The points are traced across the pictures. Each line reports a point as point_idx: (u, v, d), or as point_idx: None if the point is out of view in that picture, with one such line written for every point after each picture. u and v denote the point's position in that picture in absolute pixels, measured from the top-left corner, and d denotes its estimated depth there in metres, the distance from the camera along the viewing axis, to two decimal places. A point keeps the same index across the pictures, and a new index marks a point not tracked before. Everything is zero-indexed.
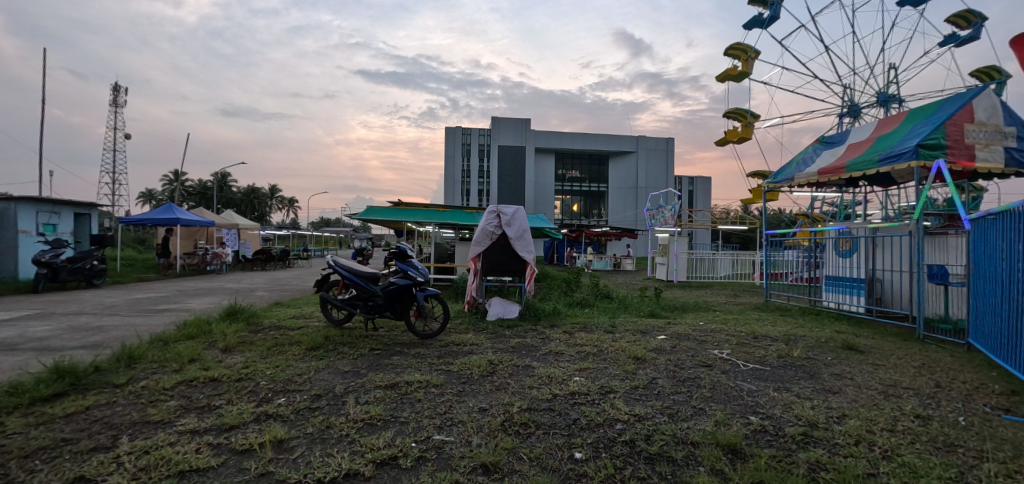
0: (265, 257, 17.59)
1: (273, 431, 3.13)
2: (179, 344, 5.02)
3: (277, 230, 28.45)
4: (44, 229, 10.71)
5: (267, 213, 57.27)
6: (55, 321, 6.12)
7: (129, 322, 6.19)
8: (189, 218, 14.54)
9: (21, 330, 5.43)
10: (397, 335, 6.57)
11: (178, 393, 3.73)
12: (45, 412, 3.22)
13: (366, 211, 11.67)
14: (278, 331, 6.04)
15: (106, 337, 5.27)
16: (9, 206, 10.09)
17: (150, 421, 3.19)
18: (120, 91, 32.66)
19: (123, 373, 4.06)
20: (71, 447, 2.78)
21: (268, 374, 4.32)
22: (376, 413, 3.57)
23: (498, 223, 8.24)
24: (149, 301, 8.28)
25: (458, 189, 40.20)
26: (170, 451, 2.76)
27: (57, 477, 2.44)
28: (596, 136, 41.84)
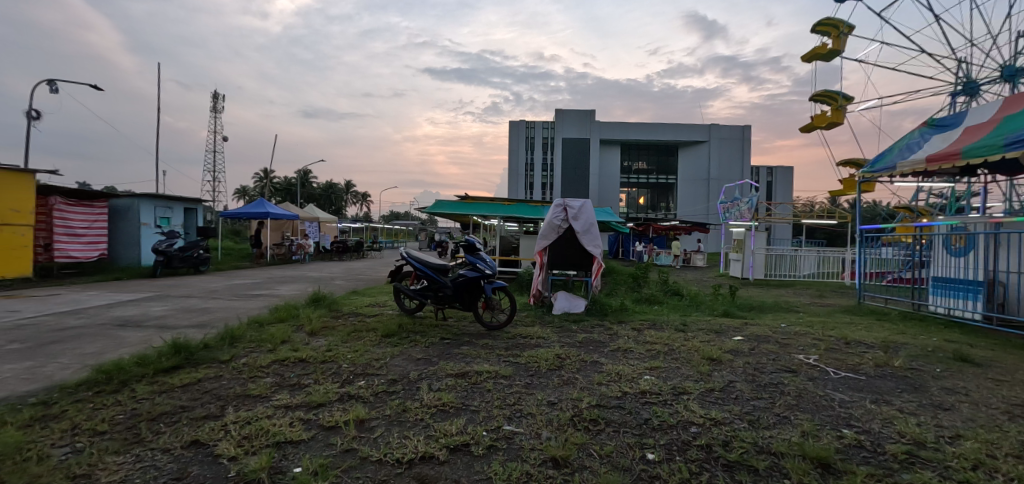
0: (342, 248, 18.82)
1: (355, 411, 3.35)
2: (272, 326, 5.53)
3: (353, 223, 30.36)
4: (160, 222, 12.19)
5: (343, 207, 61.24)
6: (172, 302, 6.98)
7: (230, 305, 6.91)
8: (278, 211, 15.89)
9: (145, 310, 6.24)
10: (465, 325, 6.77)
11: (273, 371, 4.10)
12: (167, 382, 3.68)
13: (435, 204, 12.09)
14: (357, 318, 6.46)
15: (212, 318, 5.92)
16: (133, 202, 11.60)
17: (250, 394, 3.53)
18: (218, 98, 36.12)
19: (227, 351, 4.54)
20: (188, 413, 3.15)
21: (349, 357, 4.62)
22: (448, 400, 3.70)
23: (565, 217, 8.18)
24: (246, 286, 9.18)
25: (521, 182, 40.60)
26: (268, 423, 3.04)
27: (177, 439, 2.79)
28: (664, 126, 40.15)
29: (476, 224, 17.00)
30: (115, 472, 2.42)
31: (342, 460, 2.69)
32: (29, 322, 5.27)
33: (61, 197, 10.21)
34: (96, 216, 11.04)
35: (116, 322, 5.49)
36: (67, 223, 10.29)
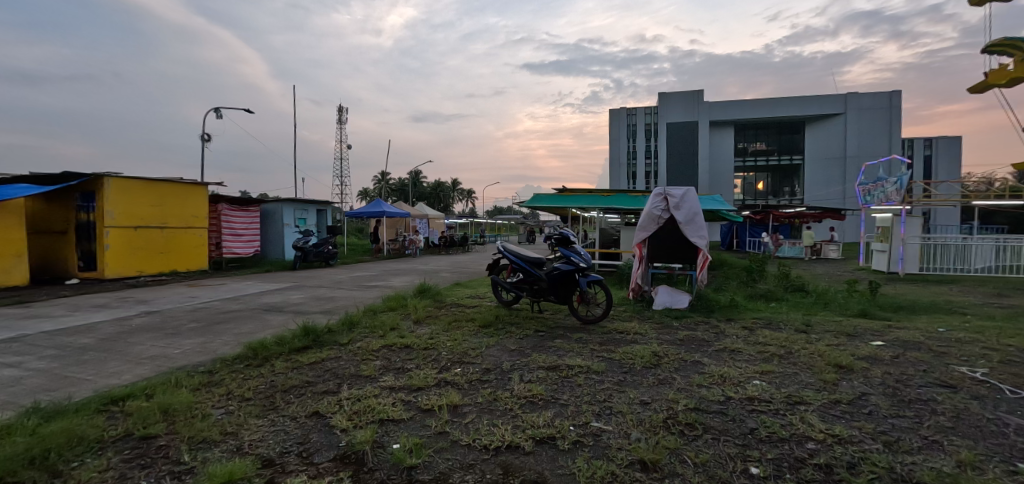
0: (448, 242, 20.02)
1: (449, 397, 3.48)
2: (384, 314, 6.10)
3: (459, 219, 32.18)
4: (298, 222, 14.19)
5: (451, 204, 65.12)
6: (307, 291, 8.07)
7: (351, 295, 7.76)
8: (392, 210, 17.46)
9: (286, 298, 7.32)
10: (561, 318, 6.79)
11: (383, 355, 4.51)
12: (298, 360, 4.22)
13: (533, 198, 12.27)
14: (458, 309, 6.85)
15: (336, 306, 6.73)
16: (278, 206, 13.66)
17: (362, 375, 3.91)
18: (342, 111, 40.49)
19: (346, 335, 5.11)
20: (312, 388, 3.53)
21: (448, 346, 4.89)
22: (538, 393, 3.69)
23: (665, 207, 7.71)
24: (365, 278, 10.26)
25: (623, 173, 39.69)
26: (374, 402, 3.26)
27: (302, 410, 3.03)
28: (789, 100, 35.57)
29: (574, 216, 16.84)
30: (255, 432, 2.55)
31: (435, 441, 2.77)
32: (204, 306, 6.49)
33: (226, 204, 12.39)
34: (252, 218, 13.19)
35: (264, 307, 6.51)
36: (230, 225, 12.46)
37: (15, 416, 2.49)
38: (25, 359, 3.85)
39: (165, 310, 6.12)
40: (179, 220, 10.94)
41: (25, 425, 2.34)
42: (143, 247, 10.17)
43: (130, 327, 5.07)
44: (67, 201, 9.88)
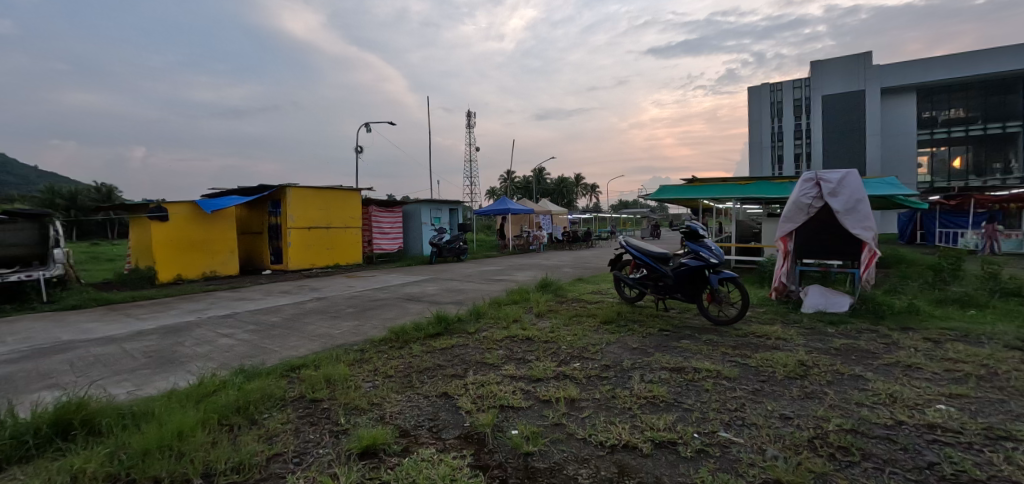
0: (571, 238, 20.07)
1: (568, 390, 3.38)
2: (508, 306, 6.37)
3: (581, 214, 32.03)
4: (434, 221, 15.58)
5: (574, 200, 65.10)
6: (441, 284, 8.83)
7: (478, 287, 8.30)
8: (517, 207, 18.11)
9: (424, 289, 8.11)
10: (689, 318, 6.33)
11: (506, 345, 4.47)
12: (431, 344, 4.36)
13: (659, 191, 11.68)
14: (579, 304, 6.85)
15: (466, 298, 7.25)
16: (417, 207, 15.18)
17: (486, 362, 3.89)
18: (470, 116, 43.04)
19: (473, 324, 5.20)
20: (442, 371, 3.61)
21: (568, 340, 4.76)
22: (660, 394, 3.50)
23: (818, 194, 6.68)
24: (492, 272, 10.86)
25: (767, 157, 35.44)
26: (496, 388, 3.26)
27: (432, 390, 3.19)
28: (1002, 52, 27.86)
29: (707, 209, 15.54)
30: (395, 406, 2.89)
31: (551, 431, 2.75)
32: (358, 294, 7.58)
33: (375, 206, 14.21)
34: (395, 218, 14.90)
35: (405, 297, 7.35)
36: (379, 224, 14.24)
37: (229, 374, 3.23)
38: (236, 331, 4.97)
39: (330, 297, 7.30)
40: (341, 221, 12.87)
41: (233, 382, 3.02)
42: (315, 244, 12.21)
43: (305, 310, 6.18)
44: (264, 208, 12.36)
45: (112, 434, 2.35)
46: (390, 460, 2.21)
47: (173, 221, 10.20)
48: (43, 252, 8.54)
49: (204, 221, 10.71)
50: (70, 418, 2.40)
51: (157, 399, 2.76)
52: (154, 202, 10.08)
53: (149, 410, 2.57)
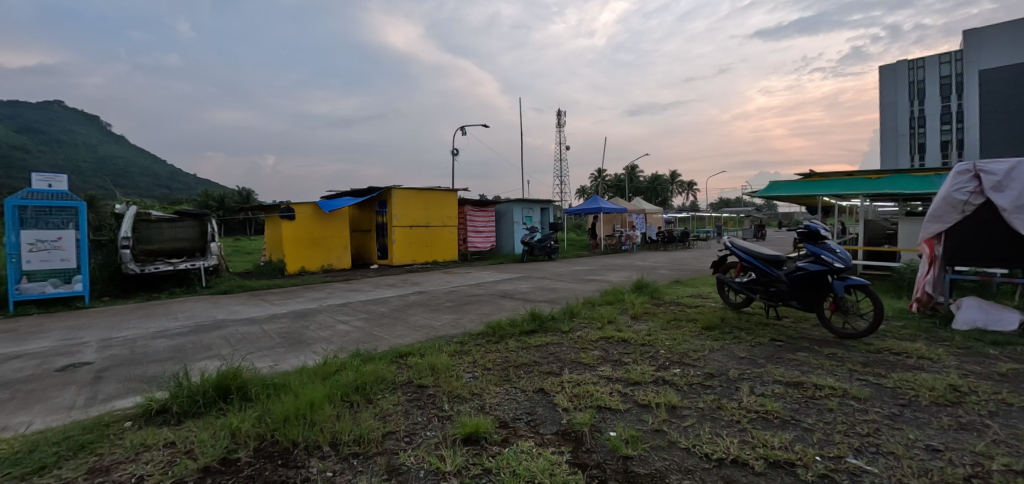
0: (667, 238, 19.12)
1: (668, 396, 3.22)
2: (602, 306, 6.22)
3: (677, 213, 30.44)
4: (526, 220, 15.83)
5: (669, 199, 62.03)
6: (533, 282, 8.93)
7: (571, 287, 8.26)
8: (609, 206, 17.72)
9: (517, 287, 8.27)
10: (807, 329, 5.69)
11: (601, 346, 4.37)
12: (526, 341, 4.43)
13: (769, 188, 10.68)
14: (678, 307, 6.49)
15: (558, 296, 7.25)
16: (509, 206, 15.55)
17: (582, 362, 3.85)
18: (560, 115, 42.82)
19: (567, 323, 5.16)
20: (538, 367, 3.65)
21: (667, 344, 4.54)
22: (774, 409, 3.19)
23: (977, 188, 5.62)
24: (583, 272, 10.74)
25: (904, 146, 30.70)
26: (592, 388, 3.22)
27: (528, 385, 3.24)
28: None
29: (828, 207, 13.82)
30: (494, 397, 2.98)
31: (651, 437, 2.64)
32: (456, 289, 7.96)
33: (470, 206, 14.83)
34: (489, 217, 15.41)
35: (500, 293, 7.56)
36: (474, 223, 14.83)
37: (348, 357, 3.59)
38: (351, 319, 5.51)
39: (431, 291, 7.77)
40: (439, 220, 13.61)
41: (352, 363, 3.34)
42: (416, 242, 13.06)
43: (408, 302, 6.65)
44: (373, 207, 13.50)
45: (260, 400, 2.73)
46: (492, 448, 2.28)
47: (298, 220, 11.57)
48: (203, 245, 10.20)
49: (323, 220, 11.99)
50: (229, 384, 2.85)
51: (292, 374, 3.15)
52: (284, 203, 11.52)
53: (286, 383, 2.94)
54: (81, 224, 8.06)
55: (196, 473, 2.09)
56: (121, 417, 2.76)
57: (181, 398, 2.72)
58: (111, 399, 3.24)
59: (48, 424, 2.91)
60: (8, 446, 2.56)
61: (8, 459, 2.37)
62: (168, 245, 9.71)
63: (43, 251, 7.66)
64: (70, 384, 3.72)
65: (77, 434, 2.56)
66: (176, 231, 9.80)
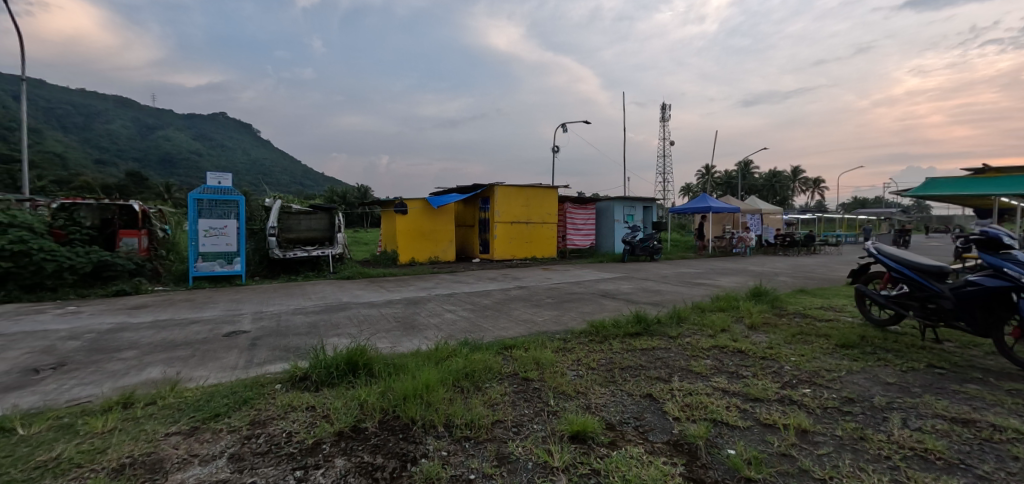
0: (788, 241, 17.19)
1: (797, 418, 2.87)
2: (713, 313, 5.76)
3: (801, 214, 27.24)
4: (627, 219, 15.30)
5: (790, 198, 55.74)
6: (636, 283, 8.59)
7: (677, 290, 7.80)
8: (719, 205, 16.41)
9: (618, 287, 8.03)
10: (979, 357, 4.69)
11: (714, 355, 4.05)
12: (632, 343, 4.27)
13: (923, 187, 9.04)
14: (805, 320, 5.78)
15: (665, 299, 6.89)
16: (610, 204, 15.17)
17: (693, 371, 3.61)
18: (667, 107, 40.50)
19: (675, 328, 4.86)
20: (645, 372, 3.49)
21: (793, 360, 4.07)
22: (935, 448, 2.67)
23: None
24: (690, 275, 10.07)
25: None
26: (707, 399, 3.00)
27: (636, 389, 3.12)
28: None
29: (1010, 209, 11.30)
30: (599, 398, 2.92)
31: (777, 461, 2.37)
32: (556, 286, 7.97)
33: (570, 203, 14.75)
34: (589, 215, 15.19)
35: (601, 293, 7.41)
36: (573, 221, 14.74)
37: (458, 344, 3.78)
38: (457, 309, 5.80)
39: (531, 287, 7.87)
40: (539, 217, 13.75)
41: (461, 351, 3.50)
42: (516, 237, 13.34)
43: (510, 296, 6.81)
44: (477, 204, 14.07)
45: (382, 377, 2.99)
46: (599, 450, 2.23)
47: (410, 214, 12.49)
48: (331, 235, 11.46)
49: (432, 215, 12.79)
50: (357, 359, 3.16)
51: (409, 356, 3.40)
52: (398, 199, 12.52)
53: (405, 364, 3.17)
54: (239, 214, 9.54)
55: (332, 436, 2.34)
56: (273, 380, 3.21)
57: (319, 368, 3.08)
58: (264, 364, 3.79)
59: (219, 379, 3.48)
60: (193, 394, 3.12)
61: (193, 405, 2.88)
62: (303, 234, 11.09)
63: (213, 236, 9.22)
64: (233, 348, 4.43)
65: (241, 390, 3.04)
66: (311, 222, 11.19)
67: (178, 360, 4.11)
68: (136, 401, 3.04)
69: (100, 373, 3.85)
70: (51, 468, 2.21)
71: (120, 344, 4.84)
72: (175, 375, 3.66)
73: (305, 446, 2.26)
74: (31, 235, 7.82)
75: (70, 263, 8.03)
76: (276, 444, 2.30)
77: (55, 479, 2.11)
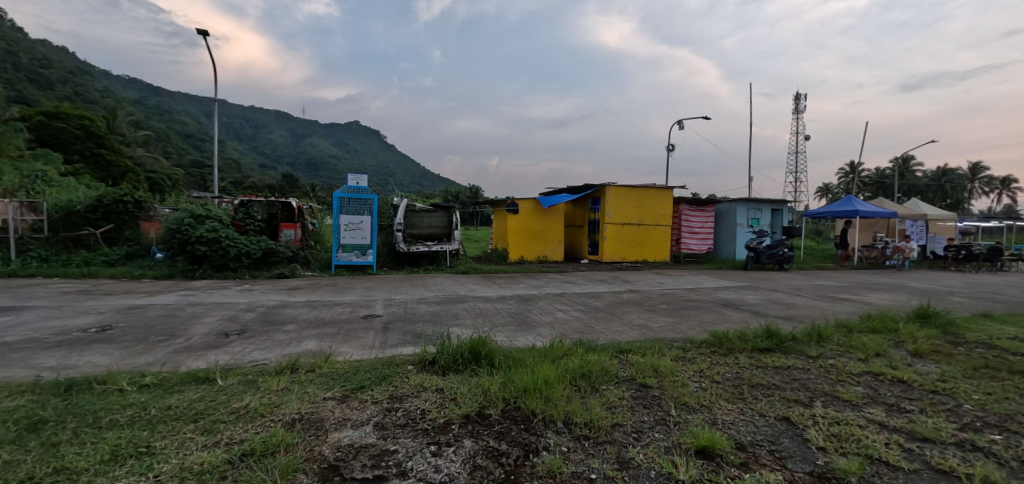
0: (965, 254, 14.15)
1: (984, 467, 2.37)
2: (863, 334, 4.99)
3: (984, 221, 22.25)
4: (752, 222, 13.92)
5: (967, 201, 45.85)
6: (764, 294, 7.79)
7: (816, 304, 6.90)
8: (869, 209, 14.12)
9: (742, 297, 7.38)
10: None
11: (865, 383, 3.53)
12: (761, 359, 3.91)
13: None
14: (992, 352, 4.71)
15: (800, 314, 6.16)
16: (732, 206, 13.95)
17: (840, 397, 3.18)
18: (801, 97, 35.94)
19: (814, 348, 4.32)
20: (780, 392, 3.17)
21: (976, 398, 3.35)
22: None
23: None
24: (831, 288, 8.83)
25: None
26: (859, 432, 2.62)
27: (769, 410, 2.85)
28: None
29: None
30: (726, 414, 2.73)
31: None
32: (670, 292, 7.58)
33: (685, 204, 13.90)
34: (707, 217, 14.15)
35: (722, 302, 6.87)
36: (688, 223, 13.87)
37: (573, 344, 3.81)
38: (568, 309, 5.84)
39: (643, 291, 7.59)
40: (652, 219, 13.19)
41: (577, 351, 3.53)
42: (626, 239, 12.98)
43: (622, 299, 6.66)
44: (587, 204, 13.95)
45: (502, 369, 3.14)
46: (729, 469, 2.10)
47: (521, 213, 12.85)
48: (448, 232, 12.28)
49: (542, 214, 13.00)
50: (480, 350, 3.36)
51: (526, 350, 3.52)
52: (510, 199, 12.95)
53: (524, 358, 3.30)
54: (372, 211, 10.66)
55: (460, 418, 2.53)
56: (406, 361, 3.56)
57: (446, 354, 3.33)
58: (396, 346, 4.22)
59: (361, 355, 3.96)
60: (341, 367, 3.59)
61: (342, 376, 3.32)
62: (424, 230, 12.04)
63: (351, 230, 10.50)
64: (370, 329, 5.00)
65: (380, 367, 3.42)
66: (431, 220, 12.11)
67: (327, 336, 4.76)
68: (299, 367, 3.60)
69: (271, 341, 4.62)
70: (245, 414, 2.73)
71: (283, 318, 5.76)
72: (326, 348, 4.24)
73: (437, 423, 2.48)
74: (221, 226, 9.73)
75: (247, 249, 9.71)
76: (413, 418, 2.56)
77: (248, 423, 2.60)
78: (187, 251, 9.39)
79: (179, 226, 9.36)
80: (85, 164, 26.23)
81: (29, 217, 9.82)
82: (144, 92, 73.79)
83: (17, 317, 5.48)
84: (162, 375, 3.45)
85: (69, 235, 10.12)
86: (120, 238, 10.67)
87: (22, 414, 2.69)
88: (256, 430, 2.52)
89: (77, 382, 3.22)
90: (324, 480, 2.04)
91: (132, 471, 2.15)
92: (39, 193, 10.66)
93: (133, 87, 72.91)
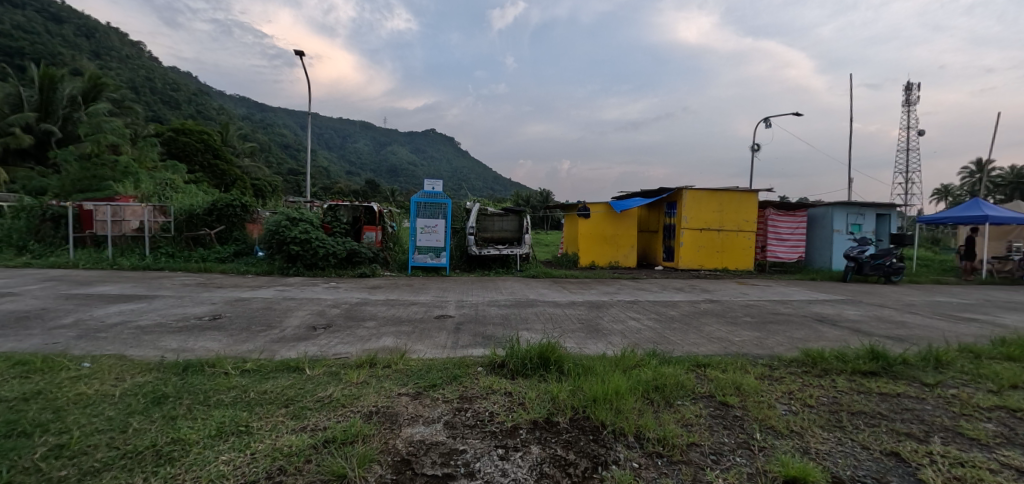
0: None
1: None
2: (995, 361, 4.24)
3: None
4: (852, 229, 12.52)
5: None
6: (868, 309, 6.95)
7: (932, 324, 6.03)
8: (1001, 214, 12.12)
9: (841, 311, 6.68)
10: None
11: (997, 419, 3.00)
12: (864, 383, 3.48)
13: None
14: None
15: (912, 334, 5.41)
16: (828, 211, 12.67)
17: (964, 434, 2.74)
18: (913, 87, 31.89)
19: (931, 374, 3.77)
20: (888, 423, 2.80)
21: None
22: None
23: None
24: (952, 306, 7.66)
25: None
26: (991, 475, 2.24)
27: (874, 442, 2.54)
28: None
29: None
30: (822, 443, 2.46)
31: None
32: (755, 304, 7.04)
33: (772, 209, 12.88)
34: (798, 223, 12.95)
35: (816, 317, 6.23)
36: (777, 229, 12.79)
37: (646, 354, 3.67)
38: (642, 317, 5.62)
39: (723, 301, 7.13)
40: (734, 224, 12.34)
41: (650, 362, 3.39)
42: (705, 246, 12.27)
43: (700, 309, 6.30)
44: (662, 209, 13.42)
45: (571, 376, 3.11)
46: None
47: (592, 218, 12.66)
48: (519, 235, 12.38)
49: (614, 219, 12.70)
50: (549, 355, 3.34)
51: (596, 359, 3.45)
52: (581, 203, 12.81)
53: (594, 367, 3.22)
54: (446, 214, 10.98)
55: (528, 424, 2.53)
56: (476, 362, 3.62)
57: (515, 358, 3.35)
58: (466, 346, 4.34)
59: (434, 354, 4.10)
60: (416, 364, 3.75)
61: (415, 373, 3.46)
62: (496, 234, 12.25)
63: (427, 233, 10.98)
64: (443, 329, 5.18)
65: (451, 367, 3.52)
66: (503, 224, 12.29)
67: (403, 333, 5.01)
68: (377, 362, 3.81)
69: (353, 336, 4.95)
70: (328, 403, 2.94)
71: (364, 315, 6.15)
72: (402, 346, 4.45)
73: (505, 427, 2.50)
74: (312, 228, 10.64)
75: (334, 249, 10.49)
76: (481, 420, 2.59)
77: (331, 412, 2.79)
78: (283, 250, 10.38)
79: (278, 228, 10.38)
80: (204, 173, 30.14)
81: (160, 219, 11.44)
82: (252, 108, 82.98)
83: (150, 304, 6.38)
84: (260, 362, 3.81)
85: (189, 235, 11.59)
86: (229, 238, 12.00)
87: (150, 389, 3.11)
88: (338, 419, 2.70)
89: (193, 364, 3.66)
90: (397, 473, 2.13)
91: (233, 446, 2.39)
92: (168, 199, 12.38)
93: (242, 105, 82.23)
